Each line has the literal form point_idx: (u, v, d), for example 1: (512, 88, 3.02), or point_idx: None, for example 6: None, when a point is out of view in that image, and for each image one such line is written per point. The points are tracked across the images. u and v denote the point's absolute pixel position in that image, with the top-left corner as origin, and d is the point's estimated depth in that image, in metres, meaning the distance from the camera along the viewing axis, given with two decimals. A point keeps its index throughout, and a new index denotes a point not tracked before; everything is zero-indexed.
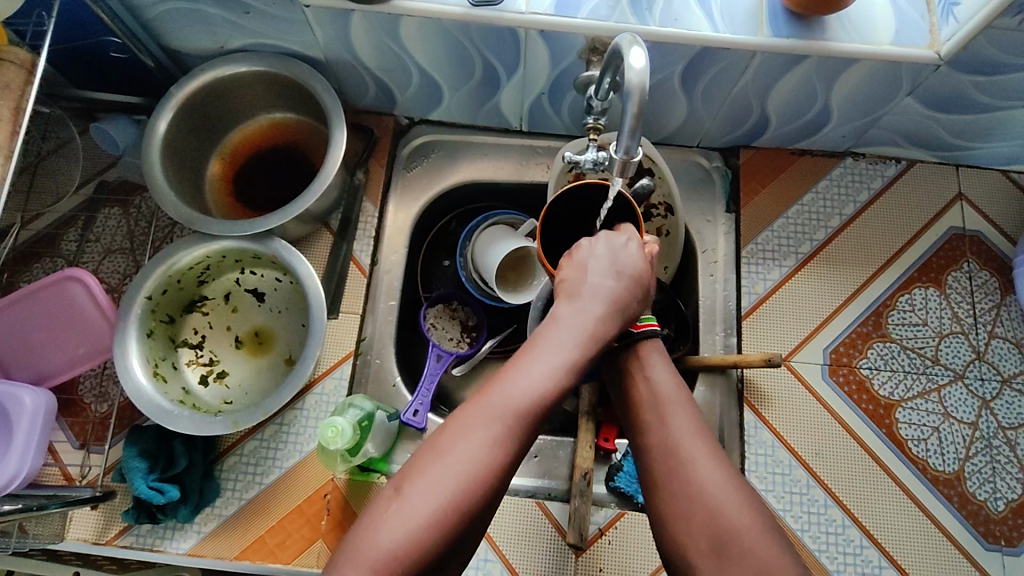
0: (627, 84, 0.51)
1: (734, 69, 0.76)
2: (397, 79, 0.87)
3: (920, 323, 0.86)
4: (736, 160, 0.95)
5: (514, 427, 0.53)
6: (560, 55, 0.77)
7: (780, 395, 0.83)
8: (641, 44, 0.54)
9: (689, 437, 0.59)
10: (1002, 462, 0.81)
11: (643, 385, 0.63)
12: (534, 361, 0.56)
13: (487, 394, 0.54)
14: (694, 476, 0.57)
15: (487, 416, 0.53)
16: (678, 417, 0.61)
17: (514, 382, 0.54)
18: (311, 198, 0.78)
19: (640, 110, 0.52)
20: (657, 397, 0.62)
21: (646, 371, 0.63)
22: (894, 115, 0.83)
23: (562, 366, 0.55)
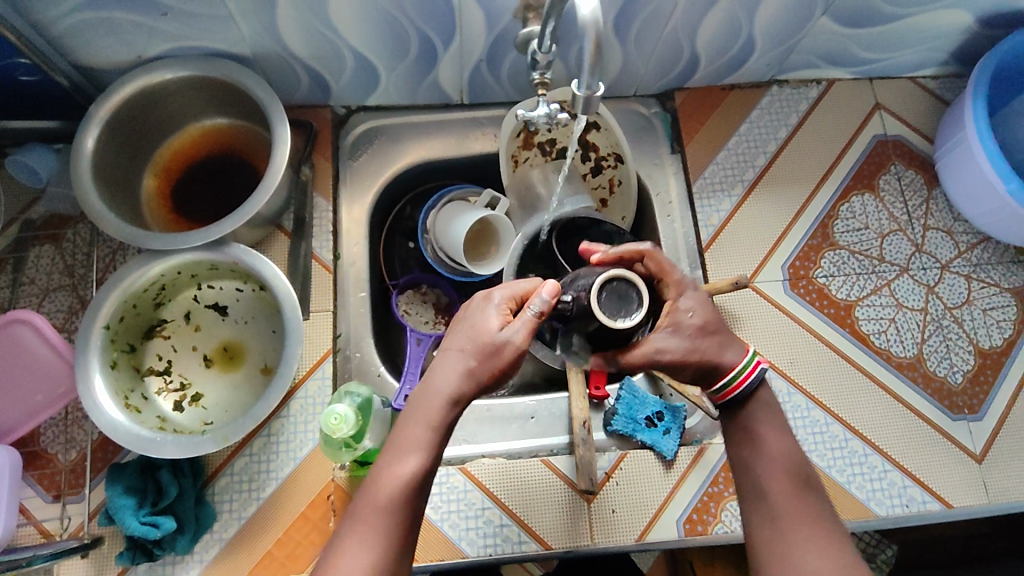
0: (581, 19, 0.52)
1: (663, 10, 0.79)
2: (331, 66, 0.85)
3: (862, 227, 0.92)
4: (672, 103, 0.98)
5: (394, 530, 0.54)
6: (494, 16, 0.77)
7: (751, 316, 0.87)
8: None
9: (797, 517, 0.59)
10: (954, 339, 0.88)
11: (746, 451, 0.65)
12: (397, 460, 0.57)
13: (359, 502, 0.56)
14: (795, 561, 0.57)
15: (368, 527, 0.54)
16: (785, 490, 0.61)
17: (383, 482, 0.56)
18: (269, 193, 0.76)
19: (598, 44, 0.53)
20: (760, 462, 0.63)
21: (752, 431, 0.65)
22: (811, 38, 0.88)
23: (423, 456, 0.57)
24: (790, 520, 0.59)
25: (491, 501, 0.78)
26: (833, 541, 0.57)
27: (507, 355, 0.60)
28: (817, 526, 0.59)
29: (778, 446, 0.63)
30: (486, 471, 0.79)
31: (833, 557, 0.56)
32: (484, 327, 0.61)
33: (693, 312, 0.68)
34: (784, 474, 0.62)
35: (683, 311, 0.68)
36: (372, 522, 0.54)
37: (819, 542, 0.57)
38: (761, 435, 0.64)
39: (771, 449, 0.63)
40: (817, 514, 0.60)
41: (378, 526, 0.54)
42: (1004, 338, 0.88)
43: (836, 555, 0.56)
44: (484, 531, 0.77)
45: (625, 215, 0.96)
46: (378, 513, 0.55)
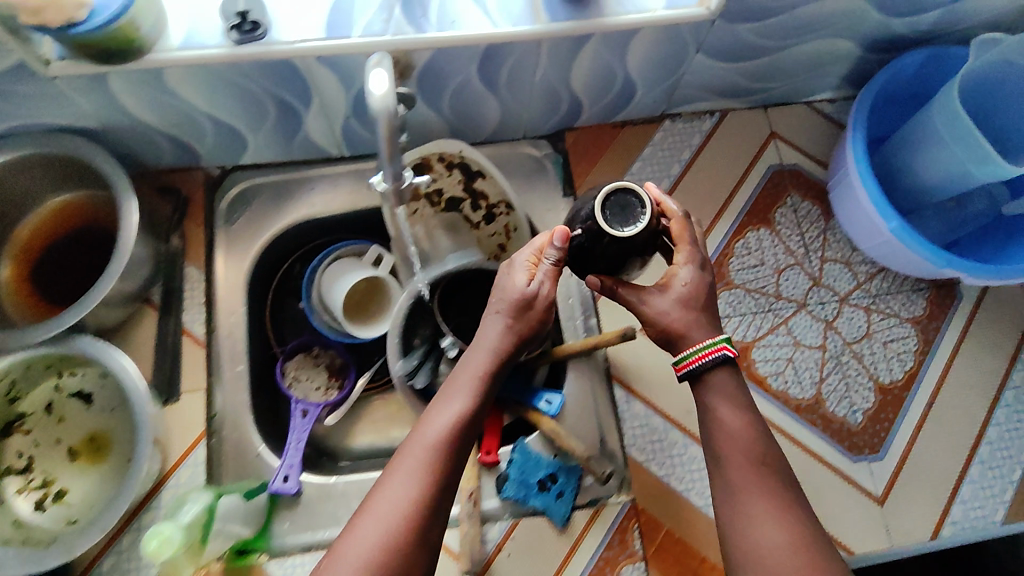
0: (372, 103, 0.49)
1: (527, 60, 0.75)
2: (188, 133, 0.80)
3: (758, 264, 0.90)
4: (563, 144, 0.95)
5: (422, 475, 0.57)
6: (348, 77, 0.73)
7: (645, 366, 0.85)
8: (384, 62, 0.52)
9: (750, 490, 0.59)
10: (853, 376, 0.86)
11: (709, 424, 0.63)
12: (441, 408, 0.61)
13: (400, 451, 0.59)
14: (752, 535, 0.57)
15: (402, 470, 0.57)
16: (743, 465, 0.60)
17: (432, 426, 0.60)
18: (106, 287, 0.72)
19: (393, 128, 0.50)
20: (720, 438, 0.62)
21: (715, 404, 0.63)
22: (693, 74, 0.85)
23: (468, 406, 0.62)
24: (746, 496, 0.59)
25: None
26: (787, 512, 0.58)
27: (540, 308, 0.65)
28: (775, 498, 0.59)
29: (732, 420, 0.62)
30: None
31: (787, 529, 0.56)
32: (510, 286, 0.65)
33: (687, 283, 0.65)
34: (742, 452, 0.61)
35: (680, 279, 0.65)
36: (402, 468, 0.58)
37: (774, 514, 0.57)
38: (722, 411, 0.62)
39: (731, 421, 0.62)
40: (770, 494, 0.59)
41: (409, 470, 0.57)
42: (905, 371, 0.87)
43: (789, 526, 0.57)
44: None
45: None
46: (408, 461, 0.58)
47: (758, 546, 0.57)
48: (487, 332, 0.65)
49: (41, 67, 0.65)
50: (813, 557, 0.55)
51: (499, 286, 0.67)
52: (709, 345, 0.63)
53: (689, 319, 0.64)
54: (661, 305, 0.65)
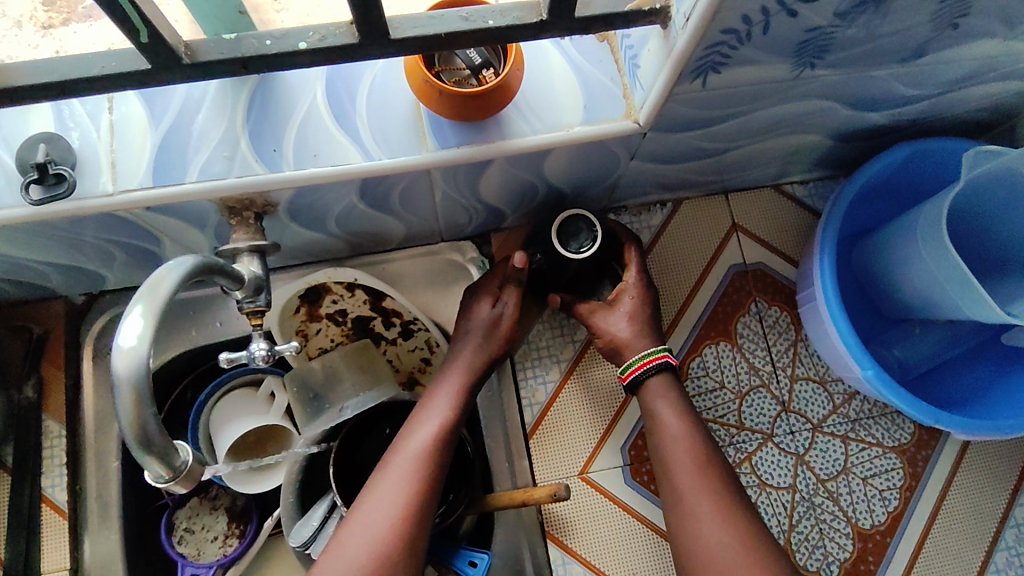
0: (113, 370, 0.38)
1: (418, 184, 0.62)
2: (28, 274, 0.68)
3: (717, 387, 0.77)
4: (490, 247, 0.82)
5: (404, 481, 0.62)
6: (198, 218, 0.60)
7: (584, 519, 0.73)
8: (147, 297, 0.39)
9: (693, 488, 0.62)
10: (828, 521, 0.74)
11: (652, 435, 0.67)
12: (430, 416, 0.66)
13: (387, 458, 0.64)
14: (700, 535, 0.60)
15: (391, 476, 0.62)
16: (686, 468, 0.63)
17: (416, 434, 0.65)
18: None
19: (140, 399, 0.38)
20: (664, 444, 0.65)
21: (656, 413, 0.67)
22: (631, 175, 0.72)
23: (452, 414, 0.66)
24: (692, 496, 0.62)
25: None
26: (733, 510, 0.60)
27: (506, 328, 0.72)
28: (720, 497, 0.61)
29: (670, 425, 0.66)
30: None
31: (730, 524, 0.59)
32: (477, 310, 0.72)
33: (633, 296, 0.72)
34: (687, 453, 0.64)
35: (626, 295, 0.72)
36: (389, 472, 0.63)
37: (717, 513, 0.60)
38: (664, 420, 0.66)
39: (670, 428, 0.66)
40: (716, 488, 0.62)
41: (394, 474, 0.62)
42: (888, 513, 0.74)
43: (735, 519, 0.60)
44: None
45: None
46: (394, 468, 0.63)
47: (708, 543, 0.59)
48: (460, 348, 0.71)
49: None
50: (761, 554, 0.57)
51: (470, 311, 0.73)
52: (652, 353, 0.69)
53: (638, 334, 0.70)
54: (615, 326, 0.71)
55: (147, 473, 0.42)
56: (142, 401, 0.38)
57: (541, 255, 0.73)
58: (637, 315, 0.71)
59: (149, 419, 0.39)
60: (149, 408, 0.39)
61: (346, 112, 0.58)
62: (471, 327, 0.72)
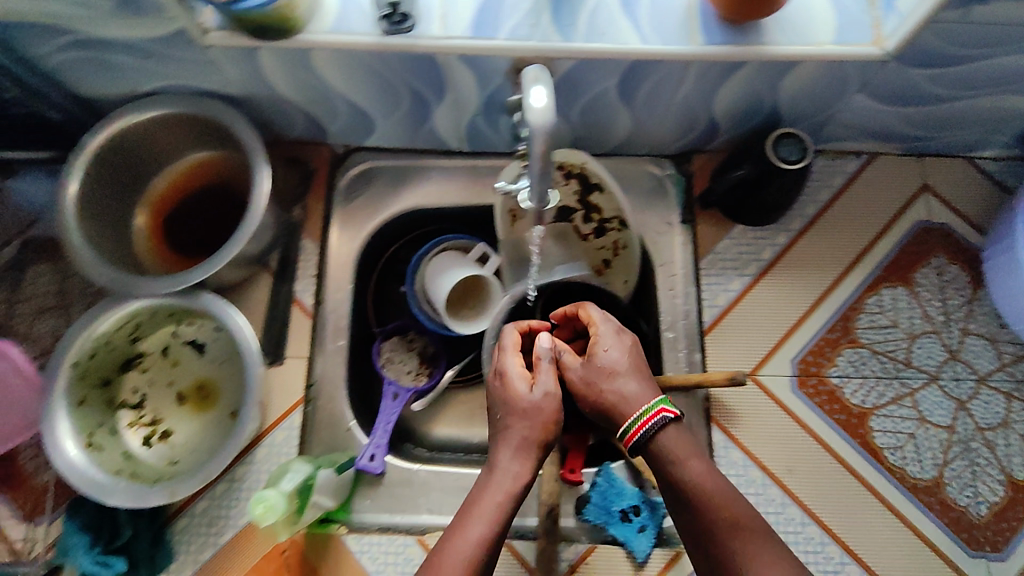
0: (529, 125, 0.47)
1: (671, 79, 0.72)
2: (325, 110, 0.82)
3: (890, 325, 0.83)
4: (689, 167, 0.90)
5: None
6: (485, 77, 0.73)
7: (749, 413, 0.81)
8: (545, 79, 0.48)
9: (686, 461, 0.66)
10: (982, 464, 0.79)
11: (671, 492, 0.66)
12: (466, 529, 0.61)
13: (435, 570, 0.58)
14: (699, 502, 0.64)
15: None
16: (728, 521, 0.62)
17: (455, 545, 0.60)
18: (226, 257, 0.73)
19: (547, 149, 0.47)
20: (693, 503, 0.64)
21: (673, 470, 0.66)
22: (848, 112, 0.79)
23: (489, 525, 0.61)
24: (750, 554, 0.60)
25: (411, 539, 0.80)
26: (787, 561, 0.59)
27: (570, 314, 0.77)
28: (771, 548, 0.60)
29: (712, 487, 0.64)
30: None
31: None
32: (516, 394, 0.67)
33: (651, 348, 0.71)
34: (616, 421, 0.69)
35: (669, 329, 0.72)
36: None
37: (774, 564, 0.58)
38: (689, 470, 0.65)
39: (700, 478, 0.65)
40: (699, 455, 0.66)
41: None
42: None
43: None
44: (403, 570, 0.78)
45: (627, 278, 0.88)
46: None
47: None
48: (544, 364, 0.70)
49: (199, 37, 0.67)
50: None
51: (504, 400, 0.68)
52: (648, 409, 0.67)
53: (636, 387, 0.69)
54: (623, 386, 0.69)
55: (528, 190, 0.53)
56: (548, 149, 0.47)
57: (744, 169, 0.81)
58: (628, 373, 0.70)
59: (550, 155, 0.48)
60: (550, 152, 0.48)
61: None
62: (549, 345, 0.71)
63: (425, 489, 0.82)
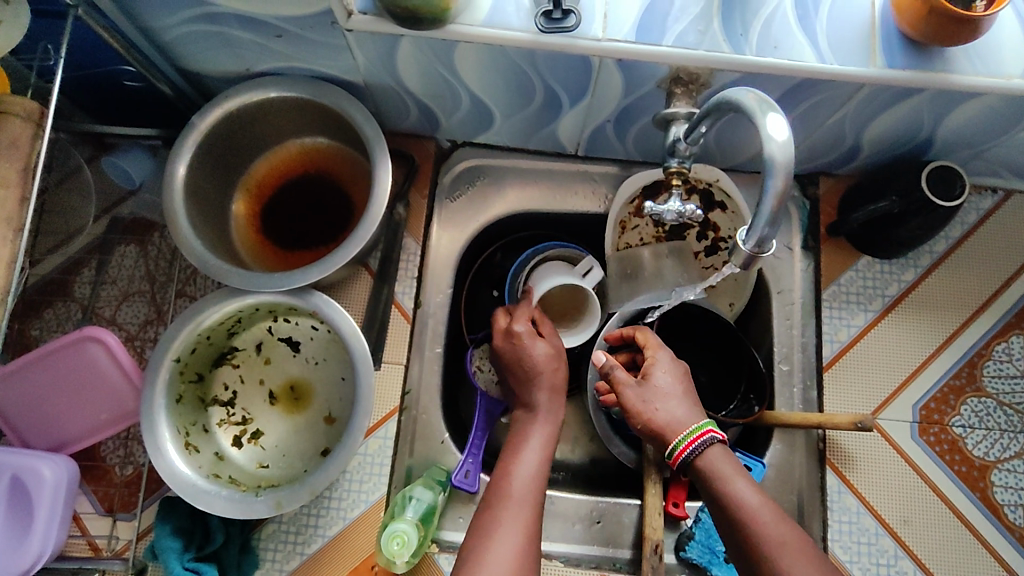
0: (768, 161, 0.43)
1: (835, 100, 0.67)
2: (444, 104, 0.77)
3: (1019, 375, 0.79)
4: (815, 190, 0.85)
5: (528, 515, 0.62)
6: (637, 84, 0.68)
7: (866, 457, 0.77)
8: (772, 104, 0.44)
9: (728, 479, 0.62)
10: None
11: (721, 513, 0.61)
12: (524, 458, 0.67)
13: (500, 496, 0.63)
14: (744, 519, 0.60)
15: (507, 516, 0.61)
16: (777, 543, 0.57)
17: (517, 472, 0.65)
18: (345, 254, 0.69)
19: (785, 188, 0.43)
20: (744, 528, 0.59)
21: (723, 488, 0.62)
22: (1003, 148, 0.75)
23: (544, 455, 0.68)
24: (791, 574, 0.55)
25: None
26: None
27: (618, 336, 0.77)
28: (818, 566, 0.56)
29: (754, 508, 0.60)
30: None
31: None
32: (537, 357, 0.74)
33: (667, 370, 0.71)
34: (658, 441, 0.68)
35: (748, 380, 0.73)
36: (512, 510, 0.62)
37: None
38: (734, 493, 0.61)
39: (745, 501, 0.60)
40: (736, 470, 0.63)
41: (518, 514, 0.62)
42: None
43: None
44: None
45: (734, 302, 0.85)
46: (513, 502, 0.62)
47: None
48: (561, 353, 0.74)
49: (343, 20, 0.62)
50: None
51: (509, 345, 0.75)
52: (696, 431, 0.65)
53: (683, 411, 0.67)
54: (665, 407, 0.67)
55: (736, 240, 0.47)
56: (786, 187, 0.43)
57: (894, 199, 0.75)
58: (669, 396, 0.68)
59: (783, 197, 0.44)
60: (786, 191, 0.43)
61: (809, 13, 0.64)
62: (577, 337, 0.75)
63: None
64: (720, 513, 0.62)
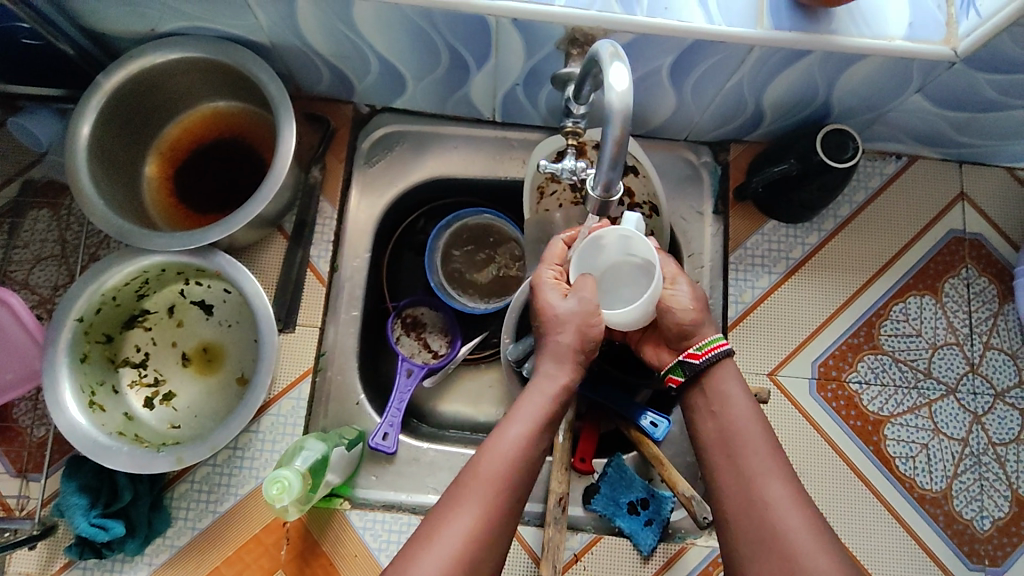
0: (608, 106, 0.45)
1: (728, 63, 0.69)
2: (355, 66, 0.78)
3: (914, 334, 0.82)
4: (726, 155, 0.87)
5: (496, 502, 0.56)
6: (535, 45, 0.69)
7: (767, 413, 0.80)
8: (622, 57, 0.47)
9: (732, 390, 0.65)
10: (990, 479, 0.78)
11: (713, 421, 0.64)
12: (507, 433, 0.60)
13: (476, 464, 0.58)
14: (738, 428, 0.63)
15: (464, 506, 0.55)
16: (761, 454, 0.61)
17: (496, 444, 0.59)
18: (250, 215, 0.71)
19: (623, 135, 0.45)
20: (729, 434, 0.63)
21: (718, 407, 0.65)
22: (899, 112, 0.77)
23: (533, 439, 0.60)
24: (768, 482, 0.59)
25: None
26: (804, 499, 0.58)
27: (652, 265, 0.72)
28: (793, 482, 0.59)
29: (744, 428, 0.63)
30: None
31: (803, 512, 0.57)
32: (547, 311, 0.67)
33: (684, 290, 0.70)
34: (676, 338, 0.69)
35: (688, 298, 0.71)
36: (472, 494, 0.56)
37: (794, 497, 0.58)
38: (730, 402, 0.64)
39: (738, 411, 0.64)
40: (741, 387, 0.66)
41: (479, 500, 0.56)
42: None
43: (809, 511, 0.57)
44: None
45: None
46: (490, 471, 0.57)
47: (784, 526, 0.56)
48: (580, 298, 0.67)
49: None
50: (832, 545, 0.55)
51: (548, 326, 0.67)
52: (713, 340, 0.67)
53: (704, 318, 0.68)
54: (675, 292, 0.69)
55: (588, 184, 0.50)
56: (624, 132, 0.45)
57: (794, 161, 0.77)
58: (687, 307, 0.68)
59: (625, 142, 0.46)
60: (626, 137, 0.46)
61: None
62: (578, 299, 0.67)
63: (433, 470, 0.80)
64: (710, 420, 0.65)
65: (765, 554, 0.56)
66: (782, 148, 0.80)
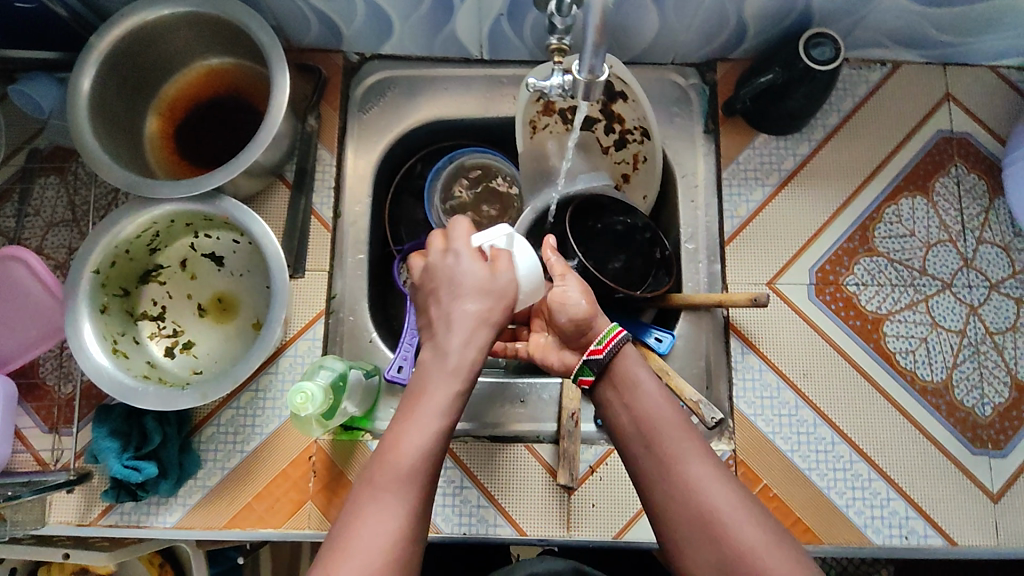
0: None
1: None
2: (341, 10, 0.79)
3: (907, 234, 0.83)
4: (713, 75, 0.88)
5: (410, 500, 0.52)
6: None
7: (771, 319, 0.82)
8: None
9: (644, 375, 0.61)
10: (990, 366, 0.81)
11: (627, 411, 0.61)
12: (420, 421, 0.54)
13: (384, 472, 0.52)
14: (650, 414, 0.59)
15: (388, 495, 0.51)
16: (675, 435, 0.57)
17: (409, 437, 0.54)
18: (252, 158, 0.72)
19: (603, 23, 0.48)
20: (645, 422, 0.59)
21: (630, 395, 0.61)
22: (879, 13, 0.78)
23: (445, 419, 0.55)
24: (687, 464, 0.56)
25: (454, 462, 0.78)
26: (725, 470, 0.56)
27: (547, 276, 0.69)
28: (710, 456, 0.56)
29: (665, 415, 0.59)
30: (471, 454, 0.78)
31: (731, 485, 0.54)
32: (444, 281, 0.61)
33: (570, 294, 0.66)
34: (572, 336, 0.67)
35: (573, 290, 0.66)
36: (394, 489, 0.52)
37: (714, 474, 0.55)
38: (639, 382, 0.61)
39: (649, 391, 0.60)
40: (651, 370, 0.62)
41: (401, 496, 0.51)
42: None
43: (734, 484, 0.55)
44: (477, 529, 0.76)
45: (646, 195, 0.89)
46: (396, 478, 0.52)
47: (710, 506, 0.53)
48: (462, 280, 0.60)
49: None
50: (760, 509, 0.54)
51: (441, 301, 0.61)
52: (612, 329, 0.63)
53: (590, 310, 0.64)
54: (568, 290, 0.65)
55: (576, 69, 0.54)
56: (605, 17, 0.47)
57: (778, 70, 0.78)
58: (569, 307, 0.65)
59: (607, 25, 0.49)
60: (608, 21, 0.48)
61: None
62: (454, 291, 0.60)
63: None
64: (622, 408, 0.61)
65: (700, 536, 0.53)
66: (765, 61, 0.81)
